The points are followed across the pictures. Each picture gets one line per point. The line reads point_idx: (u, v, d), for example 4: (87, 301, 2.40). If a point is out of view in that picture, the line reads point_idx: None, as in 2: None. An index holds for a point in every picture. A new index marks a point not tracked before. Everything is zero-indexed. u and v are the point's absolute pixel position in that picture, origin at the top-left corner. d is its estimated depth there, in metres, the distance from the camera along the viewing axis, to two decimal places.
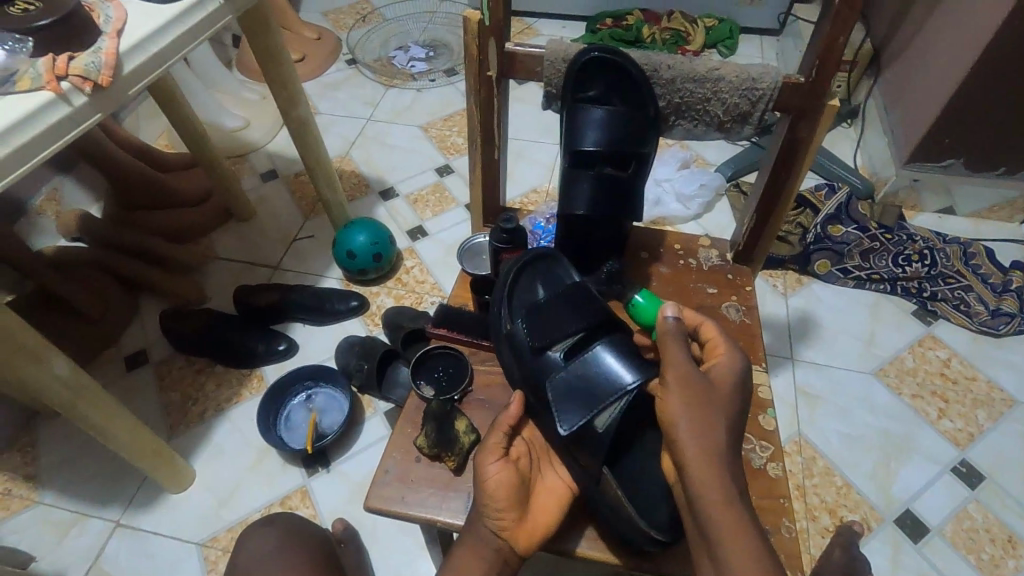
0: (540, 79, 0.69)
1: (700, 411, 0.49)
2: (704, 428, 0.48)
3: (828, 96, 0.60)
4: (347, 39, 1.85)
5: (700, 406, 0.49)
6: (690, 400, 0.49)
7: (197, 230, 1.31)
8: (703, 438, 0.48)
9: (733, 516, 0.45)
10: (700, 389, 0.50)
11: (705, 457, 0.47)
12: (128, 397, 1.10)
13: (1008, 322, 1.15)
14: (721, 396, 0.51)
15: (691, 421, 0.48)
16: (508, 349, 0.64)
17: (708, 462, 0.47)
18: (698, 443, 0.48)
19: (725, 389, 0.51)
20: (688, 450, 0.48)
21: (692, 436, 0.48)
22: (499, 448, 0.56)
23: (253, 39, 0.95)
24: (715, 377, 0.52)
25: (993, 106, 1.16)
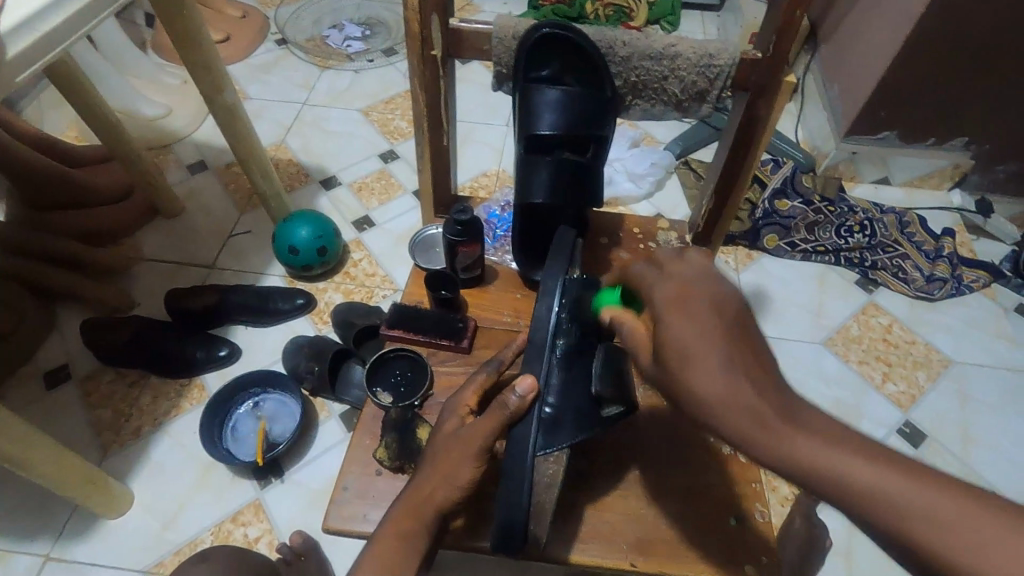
0: (488, 58, 0.65)
1: (696, 377, 0.41)
2: (717, 393, 0.40)
3: (785, 72, 0.59)
4: (275, 17, 1.73)
5: (694, 368, 0.41)
6: (682, 374, 0.42)
7: (119, 229, 1.20)
8: (729, 406, 0.39)
9: (843, 463, 0.36)
10: (675, 347, 0.42)
11: (745, 416, 0.39)
12: (50, 418, 1.00)
13: (941, 287, 1.21)
14: (689, 335, 0.42)
15: (701, 395, 0.40)
16: (546, 318, 0.55)
17: (747, 423, 0.39)
18: (729, 412, 0.39)
19: (689, 314, 0.42)
20: (729, 428, 0.40)
21: (723, 412, 0.40)
22: (491, 443, 0.50)
23: (166, 17, 0.86)
24: (671, 313, 0.43)
25: (924, 80, 1.20)
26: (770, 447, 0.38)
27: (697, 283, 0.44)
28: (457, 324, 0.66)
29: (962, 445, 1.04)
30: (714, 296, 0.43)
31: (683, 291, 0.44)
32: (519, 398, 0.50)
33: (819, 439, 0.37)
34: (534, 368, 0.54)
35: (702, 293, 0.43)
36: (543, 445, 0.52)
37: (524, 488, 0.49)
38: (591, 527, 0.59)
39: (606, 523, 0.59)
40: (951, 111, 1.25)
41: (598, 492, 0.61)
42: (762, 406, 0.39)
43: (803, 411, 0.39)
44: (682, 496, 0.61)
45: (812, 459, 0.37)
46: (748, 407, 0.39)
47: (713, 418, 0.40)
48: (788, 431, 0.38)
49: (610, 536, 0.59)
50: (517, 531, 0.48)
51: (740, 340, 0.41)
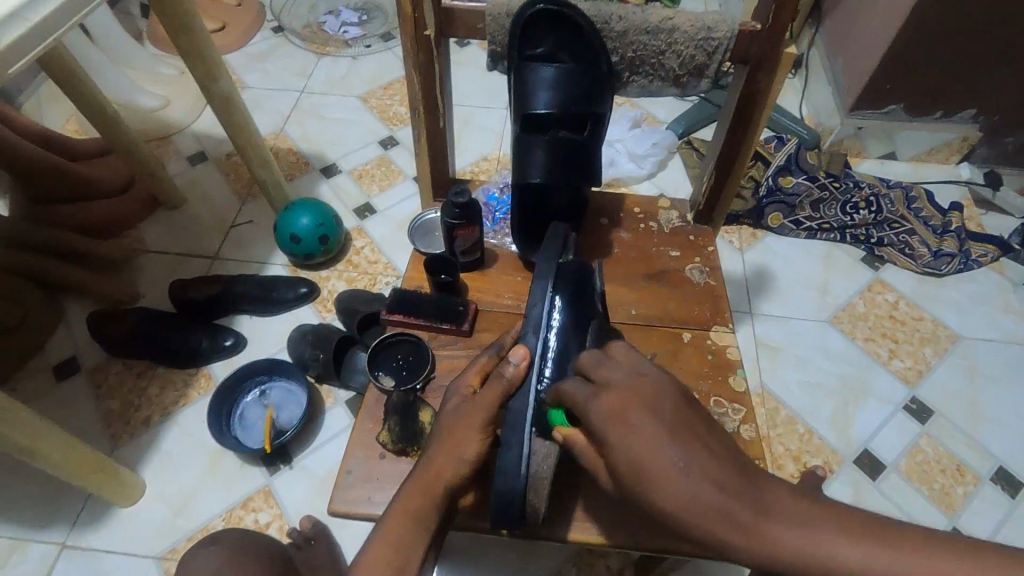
0: (482, 36, 0.64)
1: (662, 496, 0.37)
2: (687, 502, 0.37)
3: (785, 44, 0.58)
4: (270, 4, 1.72)
5: (657, 484, 0.37)
6: (643, 491, 0.38)
7: (121, 222, 1.20)
8: (700, 514, 0.37)
9: (831, 550, 0.36)
10: (630, 467, 0.39)
11: (719, 525, 0.37)
12: (60, 410, 1.01)
13: (949, 262, 1.20)
14: (645, 450, 0.38)
15: (669, 510, 0.37)
16: (541, 298, 0.57)
17: (720, 529, 0.37)
18: (702, 523, 0.37)
19: (631, 428, 0.39)
20: (707, 541, 0.37)
21: (694, 524, 0.37)
22: (493, 416, 0.52)
23: (158, 7, 0.85)
24: (614, 430, 0.40)
25: (931, 53, 1.17)
26: (759, 549, 0.37)
27: (630, 390, 0.41)
28: (457, 308, 0.66)
29: (970, 421, 1.04)
30: (653, 395, 0.41)
31: (623, 402, 0.40)
32: (515, 365, 0.54)
33: (792, 527, 0.37)
34: (531, 341, 0.56)
35: (640, 399, 0.40)
36: (540, 418, 0.53)
37: (520, 459, 0.51)
38: (595, 507, 0.59)
39: (610, 502, 0.59)
40: (958, 84, 1.22)
41: None
42: (736, 509, 0.37)
43: (769, 496, 0.38)
44: None
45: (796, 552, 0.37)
46: (727, 514, 0.37)
47: (685, 531, 0.38)
48: (764, 526, 0.37)
49: (615, 514, 0.59)
50: (514, 502, 0.50)
51: (689, 436, 0.39)
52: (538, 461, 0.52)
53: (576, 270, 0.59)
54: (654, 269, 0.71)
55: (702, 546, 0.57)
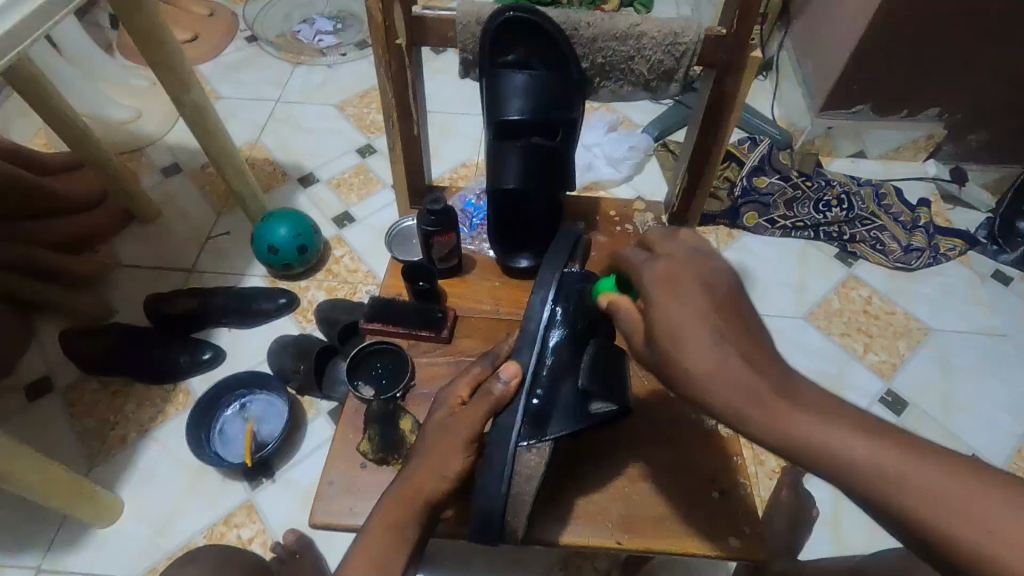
0: (454, 45, 0.64)
1: (688, 351, 0.40)
2: (709, 369, 0.40)
3: (751, 48, 0.59)
4: (243, 13, 1.70)
5: (687, 340, 0.41)
6: (673, 352, 0.41)
7: (95, 237, 1.18)
8: (721, 380, 0.39)
9: (843, 444, 0.35)
10: (667, 325, 0.42)
11: (738, 394, 0.38)
12: (33, 431, 0.99)
13: (919, 256, 1.23)
14: (685, 315, 0.41)
15: (694, 371, 0.40)
16: (539, 310, 0.57)
17: (738, 400, 0.38)
18: (724, 388, 0.39)
19: (680, 297, 0.42)
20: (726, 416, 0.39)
21: (719, 390, 0.39)
22: (476, 434, 0.52)
23: (127, 17, 0.84)
24: (663, 290, 0.43)
25: (895, 54, 1.20)
26: (777, 428, 0.37)
27: (685, 264, 0.44)
28: (436, 315, 0.66)
29: (943, 411, 1.06)
30: (703, 277, 0.43)
31: (672, 271, 0.43)
32: (504, 383, 0.54)
33: (822, 420, 0.37)
34: (524, 355, 0.56)
35: (690, 273, 0.43)
36: (526, 438, 0.52)
37: (502, 478, 0.51)
38: (578, 510, 0.59)
39: (593, 504, 0.60)
40: (922, 84, 1.26)
41: (583, 473, 0.61)
42: (761, 385, 0.38)
43: (801, 390, 0.39)
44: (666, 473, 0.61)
45: (817, 439, 0.36)
46: (747, 386, 0.38)
47: (706, 402, 0.40)
48: (786, 410, 0.37)
49: (597, 514, 0.59)
50: (495, 520, 0.50)
51: (725, 316, 0.41)
52: (520, 481, 0.52)
53: (580, 280, 0.59)
54: None
55: (684, 544, 0.57)
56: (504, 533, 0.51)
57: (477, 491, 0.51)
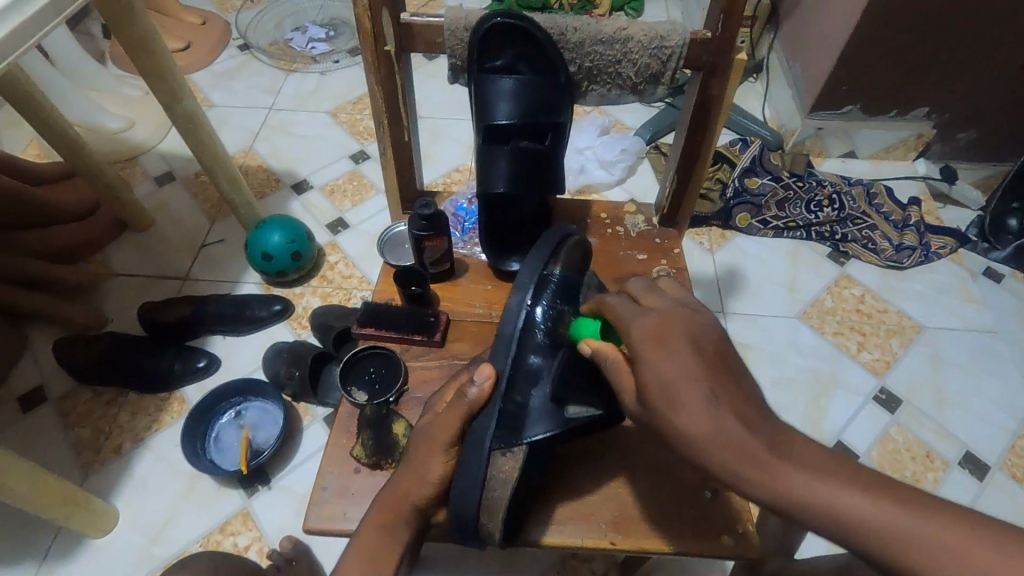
0: (442, 51, 0.65)
1: (684, 418, 0.38)
2: (706, 433, 0.37)
3: (736, 50, 0.60)
4: (236, 22, 1.71)
5: (682, 404, 0.38)
6: (667, 418, 0.39)
7: (88, 246, 1.18)
8: (720, 446, 0.37)
9: (847, 503, 0.34)
10: (658, 382, 0.40)
11: (736, 460, 0.36)
12: (27, 442, 0.98)
13: (910, 255, 1.24)
14: (677, 375, 0.39)
15: (693, 439, 0.38)
16: (516, 313, 0.56)
17: (738, 464, 0.36)
18: (721, 453, 0.37)
19: (669, 354, 0.40)
20: (720, 474, 0.37)
21: (715, 456, 0.37)
22: (455, 436, 0.53)
23: (117, 27, 0.85)
24: (651, 351, 0.41)
25: (883, 55, 1.21)
26: (777, 492, 0.35)
27: (675, 315, 0.42)
28: (429, 318, 0.66)
29: (936, 408, 1.07)
30: (692, 330, 0.41)
31: (662, 326, 0.42)
32: (478, 387, 0.53)
33: (819, 475, 0.35)
34: (501, 359, 0.55)
35: (680, 328, 0.41)
36: (500, 443, 0.52)
37: (476, 482, 0.51)
38: (572, 511, 0.59)
39: (586, 505, 0.60)
40: (910, 85, 1.27)
41: (577, 474, 0.61)
42: (756, 447, 0.36)
43: (799, 449, 0.37)
44: (659, 473, 0.61)
45: (821, 503, 0.34)
46: (744, 449, 0.36)
47: (702, 462, 0.38)
48: (786, 470, 0.35)
49: (590, 515, 0.59)
50: (468, 524, 0.51)
51: (717, 373, 0.39)
52: (495, 485, 0.51)
53: (560, 283, 0.58)
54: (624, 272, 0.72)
55: (677, 543, 0.58)
56: (495, 536, 0.51)
57: (454, 495, 0.51)
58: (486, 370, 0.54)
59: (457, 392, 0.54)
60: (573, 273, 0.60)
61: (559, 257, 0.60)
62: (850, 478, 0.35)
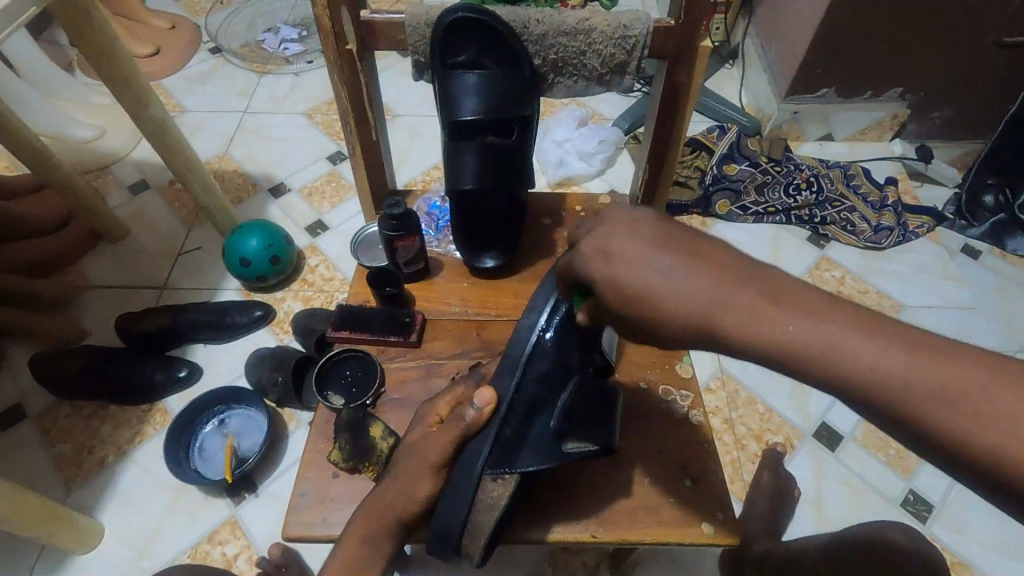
0: (405, 48, 0.64)
1: (659, 284, 0.40)
2: (674, 303, 0.39)
3: (701, 37, 0.60)
4: (206, 24, 1.68)
5: (647, 289, 0.40)
6: (636, 306, 0.41)
7: (63, 259, 1.16)
8: (696, 302, 0.38)
9: (842, 343, 0.35)
10: (614, 283, 0.42)
11: (718, 312, 0.38)
12: (7, 460, 0.97)
13: (889, 235, 1.25)
14: (637, 247, 0.41)
15: (667, 304, 0.39)
16: (526, 337, 0.54)
17: (720, 317, 0.38)
18: (699, 309, 0.38)
19: (631, 231, 0.42)
20: (705, 331, 0.39)
21: (691, 315, 0.39)
22: (446, 455, 0.52)
23: (77, 33, 0.83)
24: (599, 263, 0.43)
25: (855, 37, 1.22)
26: (762, 345, 0.37)
27: (628, 202, 0.44)
28: (404, 319, 0.66)
29: None
30: (648, 210, 0.43)
31: (619, 212, 0.43)
32: (477, 410, 0.52)
33: (814, 319, 0.36)
34: (503, 382, 0.53)
35: (639, 208, 0.43)
36: (492, 468, 0.51)
37: (465, 504, 0.51)
38: (556, 505, 0.59)
39: (568, 499, 0.60)
40: (883, 66, 1.28)
41: (560, 471, 0.61)
42: (740, 297, 0.37)
43: (790, 292, 0.37)
44: (641, 463, 0.62)
45: (807, 350, 0.36)
46: (726, 307, 0.38)
47: (690, 322, 0.39)
48: (773, 318, 0.36)
49: (572, 508, 0.59)
50: (451, 538, 0.51)
51: (677, 246, 0.40)
52: (481, 508, 0.51)
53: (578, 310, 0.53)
54: None
55: (659, 535, 0.58)
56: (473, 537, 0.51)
57: (438, 512, 0.52)
58: (486, 392, 0.52)
59: (454, 411, 0.54)
60: None
61: None
62: (847, 322, 0.35)
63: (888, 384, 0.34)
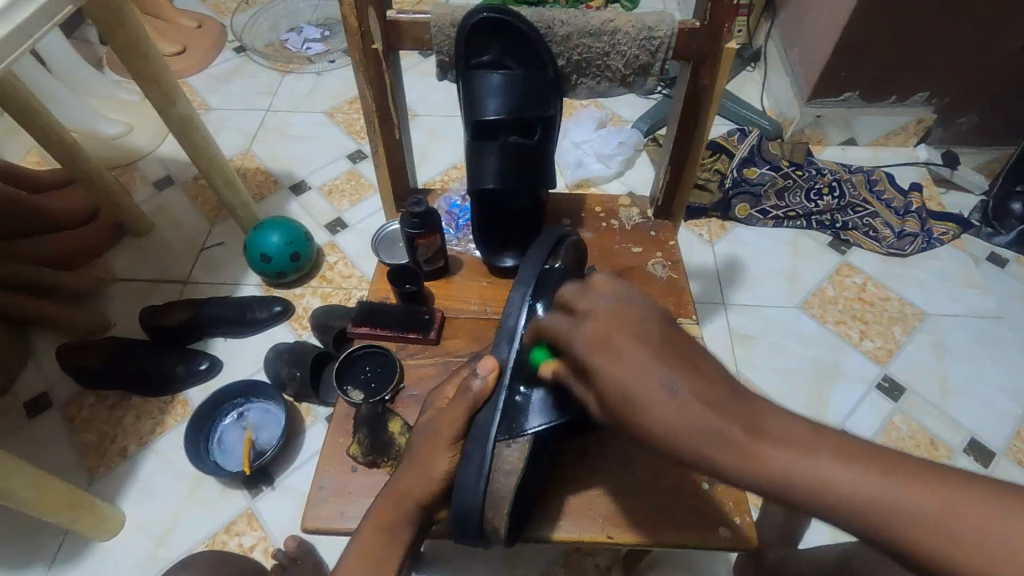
0: (429, 48, 0.65)
1: (651, 416, 0.37)
2: (672, 422, 0.36)
3: (726, 39, 0.60)
4: (231, 24, 1.71)
5: (645, 404, 0.37)
6: (633, 417, 0.38)
7: (89, 252, 1.19)
8: (684, 437, 0.36)
9: (835, 477, 0.33)
10: (614, 387, 0.38)
11: (708, 445, 0.35)
12: (33, 447, 0.99)
13: (912, 242, 1.23)
14: (625, 375, 0.38)
15: (657, 431, 0.37)
16: (520, 304, 0.54)
17: (711, 451, 0.35)
18: (690, 440, 0.35)
19: (618, 356, 0.39)
20: (698, 462, 0.36)
21: (687, 442, 0.36)
22: (461, 431, 0.53)
23: (110, 31, 0.85)
24: (600, 359, 0.40)
25: (880, 41, 1.20)
26: (758, 476, 0.34)
27: (611, 316, 0.41)
28: (423, 317, 0.67)
29: (940, 395, 1.06)
30: (634, 325, 0.40)
31: (603, 329, 0.40)
32: (482, 379, 0.53)
33: (804, 452, 0.34)
34: (504, 349, 0.54)
35: (620, 326, 0.40)
36: (504, 434, 0.51)
37: (479, 475, 0.51)
38: (572, 505, 0.59)
39: (583, 500, 0.60)
40: (909, 70, 1.26)
41: (578, 468, 0.61)
42: (729, 429, 0.35)
43: (774, 422, 0.35)
44: (657, 467, 0.61)
45: (806, 481, 0.33)
46: (720, 439, 0.35)
47: (680, 454, 0.36)
48: (763, 448, 0.34)
49: (588, 502, 0.59)
50: (472, 520, 0.50)
51: None
52: (497, 478, 0.51)
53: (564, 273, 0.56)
54: (617, 265, 0.72)
55: (677, 536, 0.58)
56: (487, 530, 0.51)
57: (457, 487, 0.51)
58: (488, 360, 0.53)
59: (467, 403, 0.54)
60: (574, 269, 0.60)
61: (558, 253, 0.60)
62: (837, 451, 0.34)
63: (886, 512, 0.31)
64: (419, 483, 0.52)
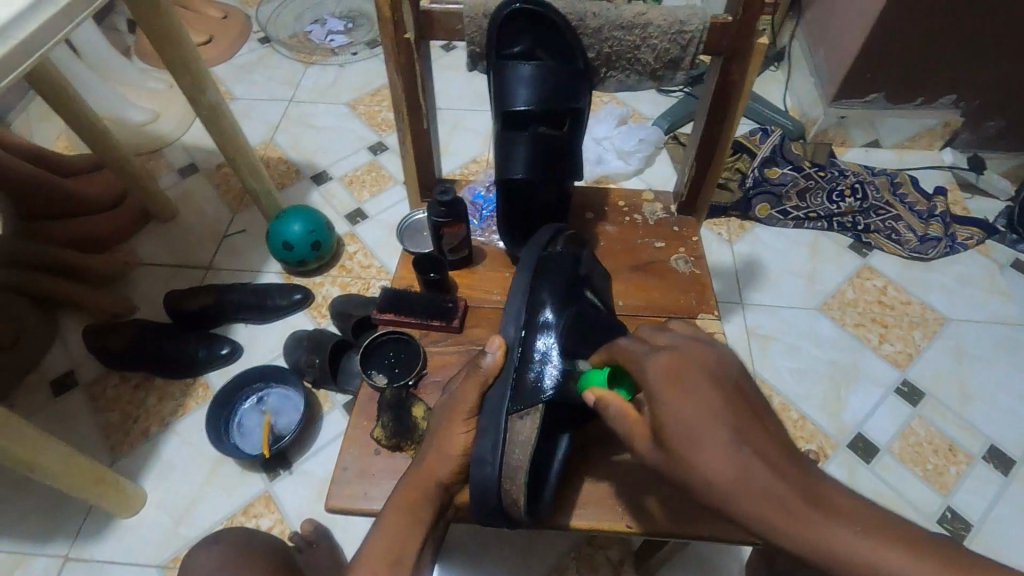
0: (460, 38, 0.65)
1: (705, 459, 0.37)
2: (733, 475, 0.36)
3: (757, 35, 0.60)
4: (256, 15, 1.73)
5: (706, 451, 0.37)
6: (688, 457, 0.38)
7: (116, 237, 1.21)
8: (744, 488, 0.35)
9: (884, 558, 0.33)
10: (681, 424, 0.38)
11: (766, 503, 0.35)
12: (59, 424, 1.02)
13: (936, 246, 1.21)
14: (696, 412, 0.38)
15: (717, 479, 0.36)
16: (521, 290, 0.60)
17: (770, 510, 0.35)
18: (745, 493, 0.35)
19: (688, 394, 0.38)
20: (750, 519, 0.36)
21: (743, 501, 0.35)
22: (474, 405, 0.55)
23: (143, 17, 0.86)
24: (669, 388, 0.39)
25: (908, 42, 1.19)
26: (802, 540, 0.35)
27: (690, 353, 0.41)
28: (447, 305, 0.67)
29: (961, 402, 1.05)
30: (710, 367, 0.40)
31: (679, 362, 0.40)
32: (491, 356, 0.56)
33: (854, 526, 0.35)
34: (510, 331, 0.58)
35: (695, 365, 0.40)
36: (518, 406, 0.53)
37: (495, 446, 0.52)
38: (593, 495, 0.60)
39: (604, 489, 0.60)
40: (938, 72, 1.24)
41: (598, 458, 0.61)
42: (788, 493, 0.35)
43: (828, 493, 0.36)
44: None
45: (855, 559, 0.34)
46: (779, 500, 0.35)
47: (727, 504, 0.36)
48: (816, 515, 0.35)
49: (606, 489, 0.60)
50: (491, 495, 0.51)
51: None
52: (514, 450, 0.52)
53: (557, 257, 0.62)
54: (639, 259, 0.72)
55: (696, 528, 0.57)
56: (505, 506, 0.51)
57: (473, 461, 0.52)
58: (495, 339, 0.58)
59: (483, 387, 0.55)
60: (574, 252, 0.65)
61: (558, 240, 0.65)
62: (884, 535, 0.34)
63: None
64: (438, 464, 0.53)
